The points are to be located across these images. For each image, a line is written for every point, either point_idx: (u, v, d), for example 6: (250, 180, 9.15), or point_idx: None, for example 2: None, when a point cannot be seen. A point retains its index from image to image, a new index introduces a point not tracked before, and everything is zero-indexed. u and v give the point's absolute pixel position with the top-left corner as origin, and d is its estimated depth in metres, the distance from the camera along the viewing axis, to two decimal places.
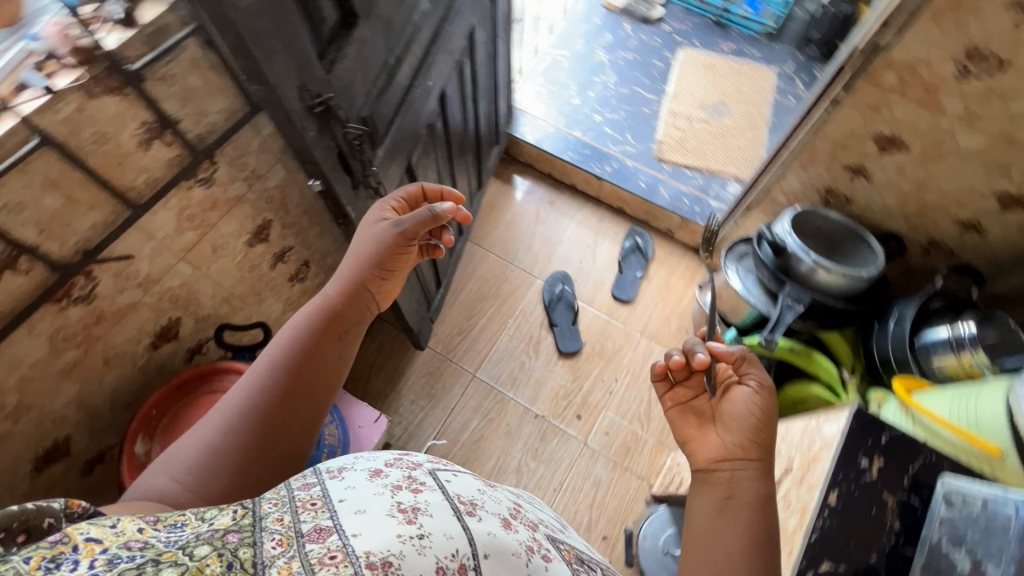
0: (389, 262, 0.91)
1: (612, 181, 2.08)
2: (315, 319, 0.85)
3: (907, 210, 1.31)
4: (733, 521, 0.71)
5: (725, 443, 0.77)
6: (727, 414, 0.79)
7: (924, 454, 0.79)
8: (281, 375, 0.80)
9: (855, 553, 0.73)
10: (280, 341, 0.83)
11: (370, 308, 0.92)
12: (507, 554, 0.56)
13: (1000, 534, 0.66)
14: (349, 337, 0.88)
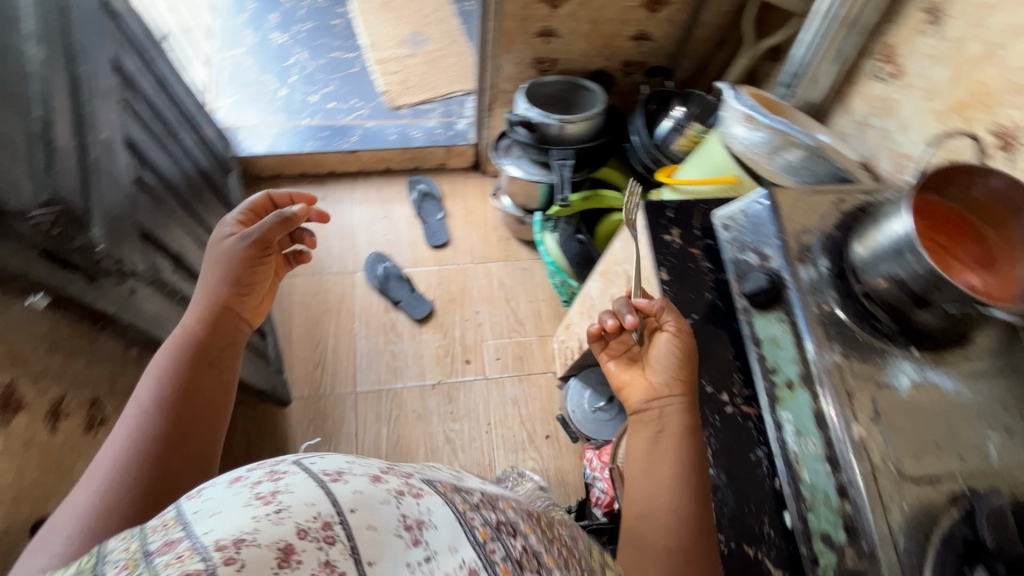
0: (252, 274, 0.91)
1: (365, 148, 2.04)
2: (183, 352, 0.83)
3: (596, 47, 1.54)
4: (678, 475, 0.76)
5: (664, 403, 0.81)
6: (656, 364, 0.83)
7: (697, 208, 0.98)
8: (160, 411, 0.78)
9: (698, 301, 0.90)
10: (153, 381, 0.81)
11: (240, 328, 0.91)
12: (376, 501, 0.56)
13: (762, 224, 0.89)
14: (226, 359, 0.87)
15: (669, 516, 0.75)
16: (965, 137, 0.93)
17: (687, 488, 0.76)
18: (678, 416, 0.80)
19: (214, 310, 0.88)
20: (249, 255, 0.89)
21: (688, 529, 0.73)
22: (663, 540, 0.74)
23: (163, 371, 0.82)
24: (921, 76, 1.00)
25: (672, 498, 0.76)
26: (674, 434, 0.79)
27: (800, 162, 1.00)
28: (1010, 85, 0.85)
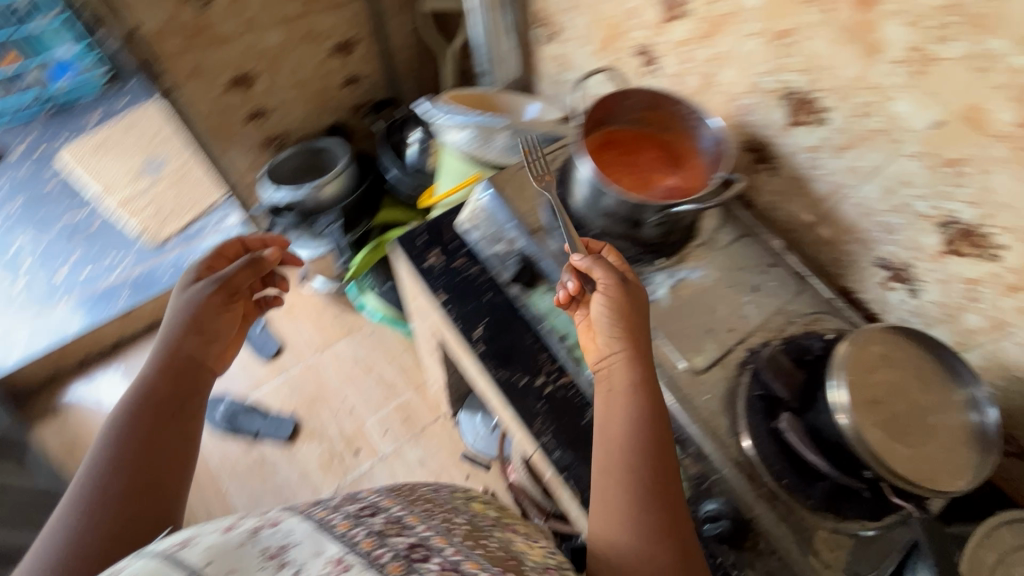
0: (221, 321, 0.82)
1: (142, 299, 1.82)
2: (139, 405, 0.71)
3: (315, 105, 1.51)
4: (640, 444, 0.67)
5: (621, 352, 0.72)
6: (592, 316, 0.73)
7: (446, 222, 1.00)
8: (153, 428, 0.70)
9: (482, 306, 0.91)
10: (143, 388, 0.73)
11: (202, 381, 0.78)
12: (233, 551, 0.51)
13: (498, 214, 0.92)
14: (176, 431, 0.71)
15: (631, 492, 0.64)
16: (624, 65, 1.04)
17: (651, 458, 0.66)
18: (630, 371, 0.70)
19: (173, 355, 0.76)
20: (220, 299, 0.82)
21: (653, 507, 0.63)
22: (631, 524, 0.63)
23: (168, 368, 0.75)
24: (572, 28, 1.10)
25: (635, 472, 0.65)
26: (630, 389, 0.69)
27: (512, 140, 1.04)
28: (627, 12, 0.96)
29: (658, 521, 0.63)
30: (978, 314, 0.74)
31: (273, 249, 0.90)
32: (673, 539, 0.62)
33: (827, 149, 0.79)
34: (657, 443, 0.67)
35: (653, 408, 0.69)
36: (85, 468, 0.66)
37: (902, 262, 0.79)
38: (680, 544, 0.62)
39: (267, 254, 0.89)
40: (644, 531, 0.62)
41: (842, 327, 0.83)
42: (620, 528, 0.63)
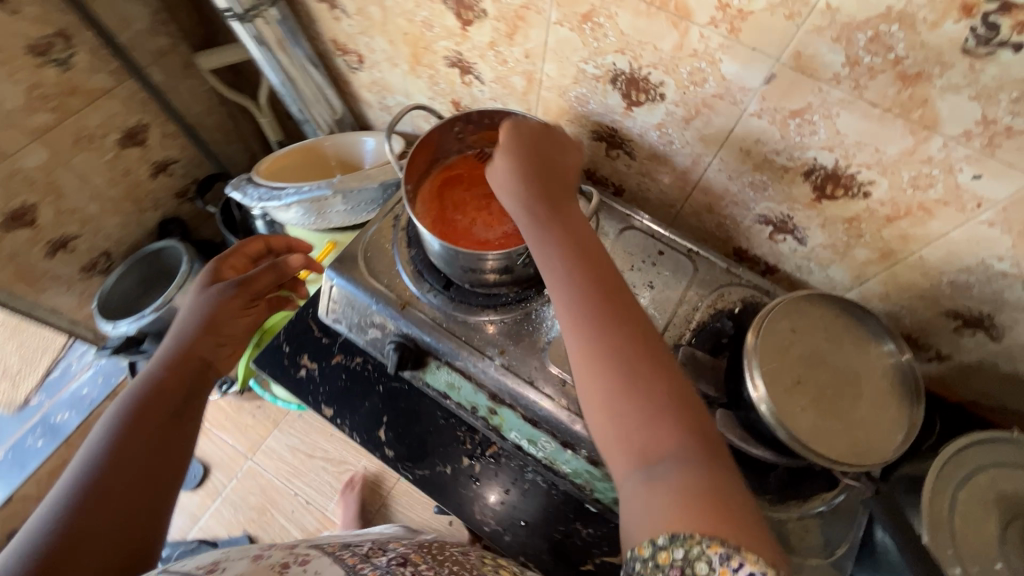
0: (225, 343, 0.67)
1: (19, 480, 1.47)
2: (137, 399, 0.56)
3: (128, 209, 1.29)
4: (619, 308, 0.50)
5: (557, 210, 0.57)
6: (526, 173, 0.59)
7: (307, 318, 0.87)
8: (146, 435, 0.53)
9: (379, 401, 0.82)
10: (145, 386, 0.58)
11: (200, 406, 0.61)
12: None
13: (356, 300, 0.79)
14: (174, 466, 0.54)
15: (615, 372, 0.46)
16: (442, 78, 0.91)
17: (630, 321, 0.49)
18: (572, 226, 0.56)
19: (181, 361, 0.62)
20: (231, 324, 0.67)
21: (655, 371, 0.46)
22: (645, 413, 0.45)
23: (165, 380, 0.59)
24: (373, 50, 0.96)
25: (615, 336, 0.48)
26: (565, 242, 0.54)
27: (351, 201, 0.90)
28: (421, 24, 0.83)
29: (665, 394, 0.45)
30: (867, 248, 0.71)
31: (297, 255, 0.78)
32: (676, 410, 0.45)
33: (674, 124, 0.71)
34: (627, 307, 0.50)
35: (602, 268, 0.52)
36: (85, 451, 0.51)
37: (782, 215, 0.74)
38: (694, 418, 0.45)
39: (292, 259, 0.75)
40: (648, 415, 0.44)
41: (746, 295, 0.79)
42: (618, 414, 0.46)
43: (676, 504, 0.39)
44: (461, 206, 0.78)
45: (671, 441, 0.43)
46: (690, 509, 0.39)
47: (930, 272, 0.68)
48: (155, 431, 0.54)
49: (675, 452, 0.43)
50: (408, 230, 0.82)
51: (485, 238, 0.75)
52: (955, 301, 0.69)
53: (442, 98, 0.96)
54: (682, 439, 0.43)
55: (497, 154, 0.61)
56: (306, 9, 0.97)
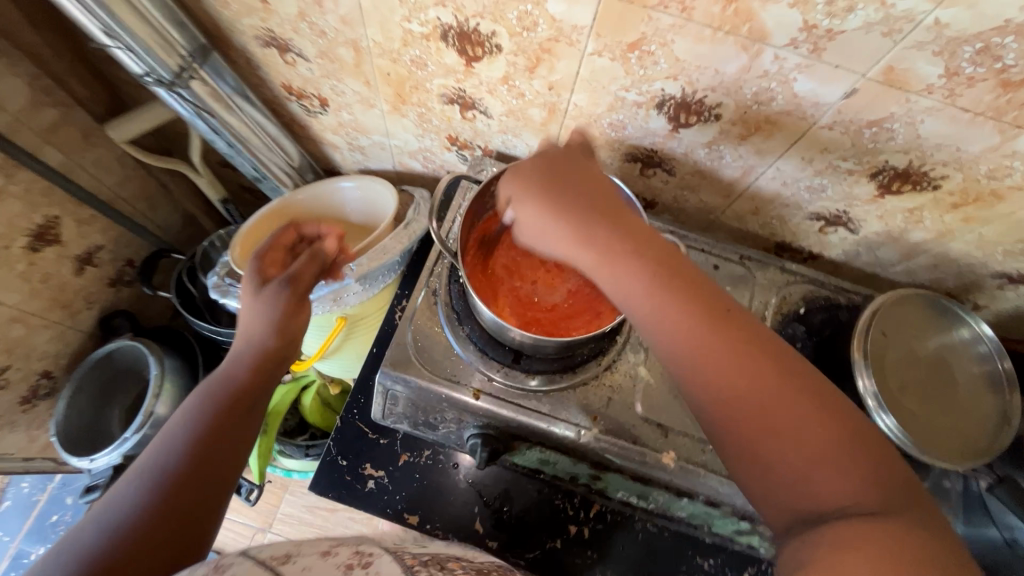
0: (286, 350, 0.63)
1: None
2: (216, 396, 0.56)
3: (59, 318, 1.07)
4: (731, 328, 0.44)
5: (616, 229, 0.49)
6: (557, 205, 0.51)
7: (355, 421, 0.78)
8: (193, 457, 0.51)
9: (463, 492, 0.75)
10: (196, 407, 0.55)
11: (253, 428, 0.57)
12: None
13: (419, 397, 0.70)
14: (219, 487, 0.51)
15: (744, 407, 0.41)
16: (435, 115, 0.80)
17: (747, 341, 0.43)
18: (645, 244, 0.48)
19: (256, 354, 0.60)
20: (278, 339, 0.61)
21: (800, 396, 0.41)
22: (787, 447, 0.39)
23: (218, 402, 0.56)
24: (342, 93, 0.82)
25: (741, 363, 0.42)
26: (637, 264, 0.47)
27: (368, 279, 0.80)
28: (410, 64, 0.71)
29: (817, 425, 0.39)
30: (924, 230, 0.71)
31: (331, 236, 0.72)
32: (843, 454, 0.39)
33: (727, 141, 0.66)
34: (735, 333, 0.44)
35: (698, 290, 0.46)
36: (147, 460, 0.51)
37: (837, 211, 0.73)
38: (857, 452, 0.39)
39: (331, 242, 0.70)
40: (793, 451, 0.39)
41: (805, 292, 0.79)
42: (758, 457, 0.41)
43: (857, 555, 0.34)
44: (515, 271, 0.71)
45: (831, 481, 0.38)
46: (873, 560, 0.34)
47: (986, 244, 0.70)
48: (204, 454, 0.52)
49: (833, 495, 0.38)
50: (452, 306, 0.73)
51: (552, 303, 0.69)
52: (1006, 265, 0.72)
53: (435, 135, 0.85)
54: (845, 478, 0.38)
55: (521, 188, 0.53)
56: (247, 55, 0.80)
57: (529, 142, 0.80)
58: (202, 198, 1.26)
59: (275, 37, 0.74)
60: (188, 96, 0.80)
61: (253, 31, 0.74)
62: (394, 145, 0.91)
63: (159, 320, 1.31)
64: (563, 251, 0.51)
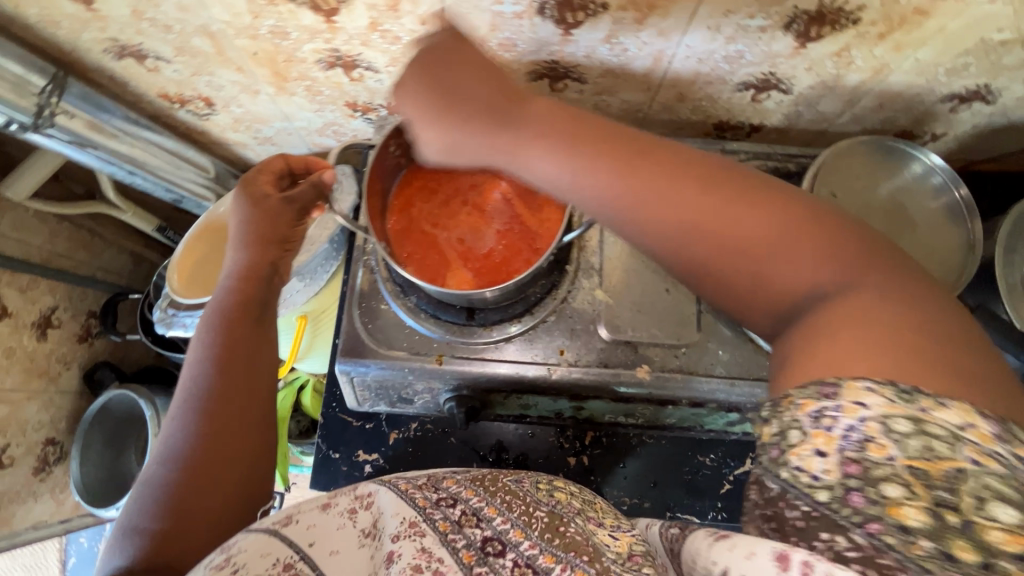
0: (268, 294, 0.54)
1: None
2: (215, 326, 0.51)
3: (41, 387, 1.09)
4: (645, 164, 0.41)
5: (504, 129, 0.44)
6: (445, 103, 0.46)
7: (336, 414, 0.77)
8: (213, 421, 0.48)
9: (458, 452, 0.76)
10: (195, 368, 0.50)
11: (267, 375, 0.53)
12: (330, 530, 0.46)
13: (386, 378, 0.69)
14: (247, 446, 0.49)
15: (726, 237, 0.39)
16: (323, 85, 0.74)
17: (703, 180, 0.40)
18: (552, 109, 0.45)
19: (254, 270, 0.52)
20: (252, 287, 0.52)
21: (740, 202, 0.39)
22: (755, 255, 0.39)
23: (216, 359, 0.50)
24: (221, 87, 0.75)
25: (683, 193, 0.40)
26: (558, 149, 0.43)
27: (306, 275, 0.76)
28: (271, 37, 0.65)
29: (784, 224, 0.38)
30: (859, 71, 0.66)
31: (327, 168, 0.54)
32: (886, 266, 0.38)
33: (625, 30, 0.61)
34: (756, 206, 0.39)
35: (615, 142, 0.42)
36: (177, 401, 0.49)
37: (764, 75, 0.67)
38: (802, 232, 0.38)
39: (329, 178, 0.54)
40: (751, 239, 0.39)
41: (751, 171, 0.77)
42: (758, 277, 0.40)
43: (874, 331, 0.35)
44: (438, 222, 0.66)
45: (797, 258, 0.38)
46: (878, 351, 0.35)
47: (925, 70, 0.65)
48: (216, 417, 0.48)
49: (797, 276, 0.38)
50: (394, 278, 0.71)
51: (486, 248, 0.65)
52: (952, 85, 0.67)
53: (333, 106, 0.79)
54: (817, 253, 0.38)
55: (401, 82, 0.48)
56: (108, 74, 0.73)
57: None
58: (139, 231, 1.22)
59: (124, 45, 0.67)
60: (62, 135, 0.74)
61: (100, 45, 0.67)
62: (298, 126, 0.86)
63: (144, 362, 1.31)
64: (482, 152, 0.45)
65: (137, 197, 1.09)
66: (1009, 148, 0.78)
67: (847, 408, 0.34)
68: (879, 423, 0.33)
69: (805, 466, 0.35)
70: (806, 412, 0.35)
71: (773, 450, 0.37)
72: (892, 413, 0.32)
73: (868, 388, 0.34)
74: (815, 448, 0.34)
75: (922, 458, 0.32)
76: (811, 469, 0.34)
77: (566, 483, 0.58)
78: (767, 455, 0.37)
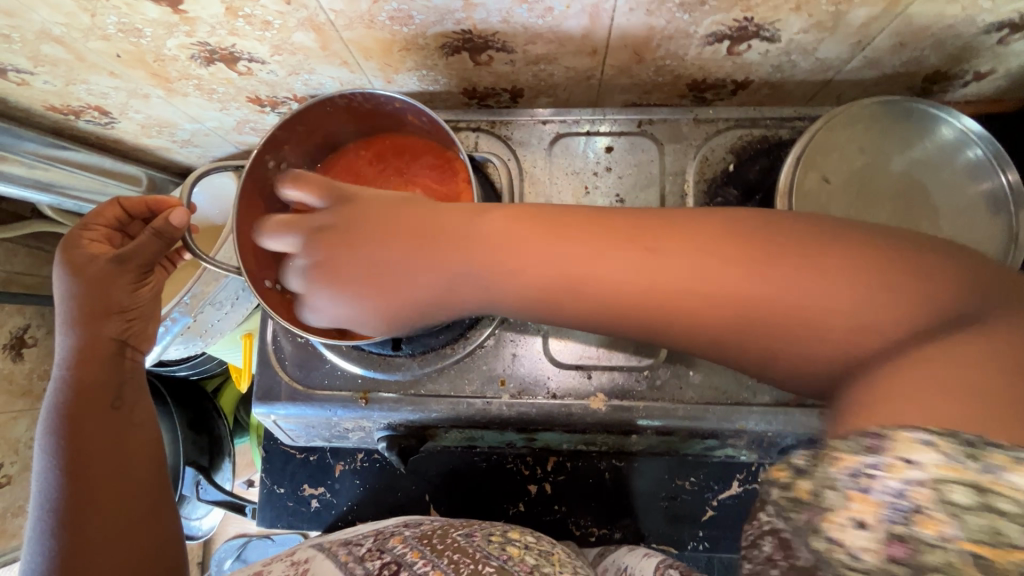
0: (125, 373, 0.45)
1: None
2: (62, 428, 0.41)
3: (25, 407, 1.08)
4: (682, 247, 0.40)
5: (447, 263, 0.47)
6: (366, 271, 0.51)
7: (278, 448, 0.71)
8: (72, 536, 0.38)
9: (409, 483, 0.70)
10: (42, 482, 0.40)
11: (141, 463, 0.43)
12: None
13: (311, 419, 0.62)
14: (130, 555, 0.39)
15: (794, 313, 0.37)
16: (213, 82, 0.63)
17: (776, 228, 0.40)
18: (507, 224, 0.46)
19: (97, 350, 0.43)
20: (97, 369, 0.43)
21: (741, 269, 0.39)
22: (804, 337, 0.38)
23: (64, 462, 0.40)
24: (106, 95, 0.66)
25: (735, 277, 0.38)
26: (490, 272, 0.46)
27: (227, 298, 0.68)
28: (124, 35, 0.54)
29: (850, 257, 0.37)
30: (867, 4, 0.49)
31: (172, 206, 0.45)
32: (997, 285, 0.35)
33: None
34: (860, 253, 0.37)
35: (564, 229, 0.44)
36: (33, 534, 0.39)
37: (738, 22, 0.52)
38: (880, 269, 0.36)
39: (176, 217, 0.44)
40: (809, 310, 0.37)
41: (731, 143, 0.64)
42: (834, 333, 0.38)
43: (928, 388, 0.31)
44: None
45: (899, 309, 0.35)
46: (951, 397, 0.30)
47: None
48: (77, 532, 0.38)
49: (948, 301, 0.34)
50: None
51: None
52: (997, 12, 0.50)
53: (236, 103, 0.68)
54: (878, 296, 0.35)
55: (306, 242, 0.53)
56: None
57: (333, 74, 0.62)
58: None
59: None
60: None
61: None
62: (211, 126, 0.76)
63: None
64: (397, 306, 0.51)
65: None
66: None
67: (890, 464, 0.28)
68: (931, 490, 0.27)
69: (839, 537, 0.28)
70: (842, 466, 0.29)
71: (802, 512, 0.30)
72: (949, 479, 0.27)
73: (922, 443, 0.28)
74: (853, 518, 0.28)
75: (982, 540, 0.26)
76: (847, 544, 0.28)
77: (524, 533, 0.59)
78: (796, 515, 0.30)
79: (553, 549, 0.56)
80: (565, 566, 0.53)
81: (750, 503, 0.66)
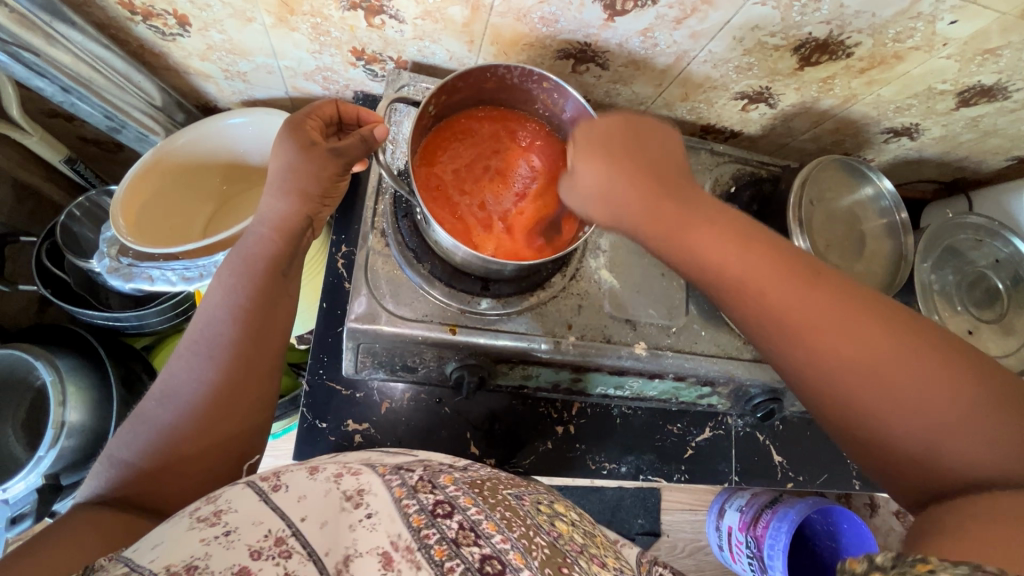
0: (298, 247, 0.55)
1: None
2: (239, 273, 0.51)
3: None
4: (783, 269, 0.45)
5: (676, 206, 0.49)
6: (634, 158, 0.51)
7: (324, 384, 0.74)
8: (223, 374, 0.49)
9: (451, 424, 0.76)
10: (213, 313, 0.50)
11: (280, 331, 0.54)
12: (319, 497, 0.42)
13: (393, 346, 0.67)
14: (247, 408, 0.51)
15: (840, 368, 0.41)
16: (334, 26, 0.68)
17: (839, 296, 0.43)
18: (716, 219, 0.48)
19: (286, 222, 0.52)
20: (285, 243, 0.52)
21: (822, 291, 0.43)
22: (866, 387, 0.40)
23: (236, 307, 0.50)
24: (208, 7, 0.65)
25: (820, 309, 0.42)
26: (713, 229, 0.48)
27: None
28: None
29: (895, 352, 0.40)
30: (833, 98, 0.76)
31: (378, 122, 0.54)
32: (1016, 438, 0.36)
33: (663, 26, 0.64)
34: (905, 336, 0.40)
35: (811, 269, 0.45)
36: (192, 341, 0.50)
37: (760, 88, 0.75)
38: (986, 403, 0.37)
39: (381, 135, 0.53)
40: (879, 371, 0.40)
41: (734, 171, 0.84)
42: (848, 402, 0.41)
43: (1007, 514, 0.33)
44: (463, 186, 0.65)
45: (958, 441, 0.37)
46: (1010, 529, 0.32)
47: (881, 105, 0.77)
48: (229, 376, 0.49)
49: (974, 468, 0.37)
50: (406, 245, 0.69)
51: (509, 215, 0.65)
52: (894, 121, 0.81)
53: (336, 50, 0.72)
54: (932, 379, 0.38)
55: (592, 129, 0.52)
56: None
57: (451, 49, 0.71)
58: (34, 158, 0.99)
59: None
60: None
61: None
62: (284, 66, 0.77)
63: (26, 320, 1.08)
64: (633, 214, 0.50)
65: (42, 118, 0.89)
66: (913, 177, 0.97)
67: (967, 565, 0.27)
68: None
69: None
70: (911, 565, 0.29)
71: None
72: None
73: (1000, 561, 0.28)
74: None
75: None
76: None
77: (568, 508, 0.54)
78: None
79: (596, 530, 0.53)
80: (608, 550, 0.50)
81: (716, 445, 0.85)
